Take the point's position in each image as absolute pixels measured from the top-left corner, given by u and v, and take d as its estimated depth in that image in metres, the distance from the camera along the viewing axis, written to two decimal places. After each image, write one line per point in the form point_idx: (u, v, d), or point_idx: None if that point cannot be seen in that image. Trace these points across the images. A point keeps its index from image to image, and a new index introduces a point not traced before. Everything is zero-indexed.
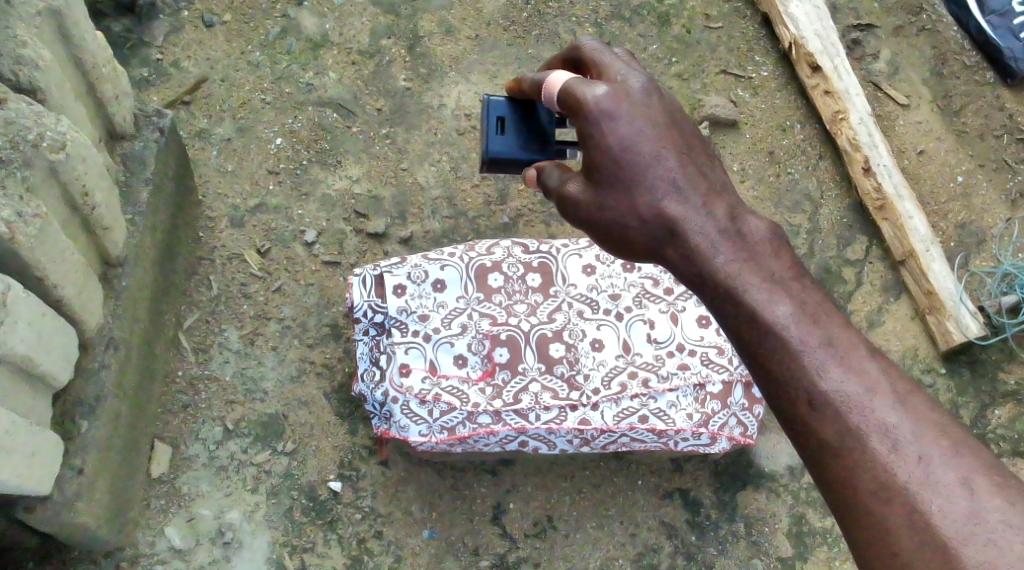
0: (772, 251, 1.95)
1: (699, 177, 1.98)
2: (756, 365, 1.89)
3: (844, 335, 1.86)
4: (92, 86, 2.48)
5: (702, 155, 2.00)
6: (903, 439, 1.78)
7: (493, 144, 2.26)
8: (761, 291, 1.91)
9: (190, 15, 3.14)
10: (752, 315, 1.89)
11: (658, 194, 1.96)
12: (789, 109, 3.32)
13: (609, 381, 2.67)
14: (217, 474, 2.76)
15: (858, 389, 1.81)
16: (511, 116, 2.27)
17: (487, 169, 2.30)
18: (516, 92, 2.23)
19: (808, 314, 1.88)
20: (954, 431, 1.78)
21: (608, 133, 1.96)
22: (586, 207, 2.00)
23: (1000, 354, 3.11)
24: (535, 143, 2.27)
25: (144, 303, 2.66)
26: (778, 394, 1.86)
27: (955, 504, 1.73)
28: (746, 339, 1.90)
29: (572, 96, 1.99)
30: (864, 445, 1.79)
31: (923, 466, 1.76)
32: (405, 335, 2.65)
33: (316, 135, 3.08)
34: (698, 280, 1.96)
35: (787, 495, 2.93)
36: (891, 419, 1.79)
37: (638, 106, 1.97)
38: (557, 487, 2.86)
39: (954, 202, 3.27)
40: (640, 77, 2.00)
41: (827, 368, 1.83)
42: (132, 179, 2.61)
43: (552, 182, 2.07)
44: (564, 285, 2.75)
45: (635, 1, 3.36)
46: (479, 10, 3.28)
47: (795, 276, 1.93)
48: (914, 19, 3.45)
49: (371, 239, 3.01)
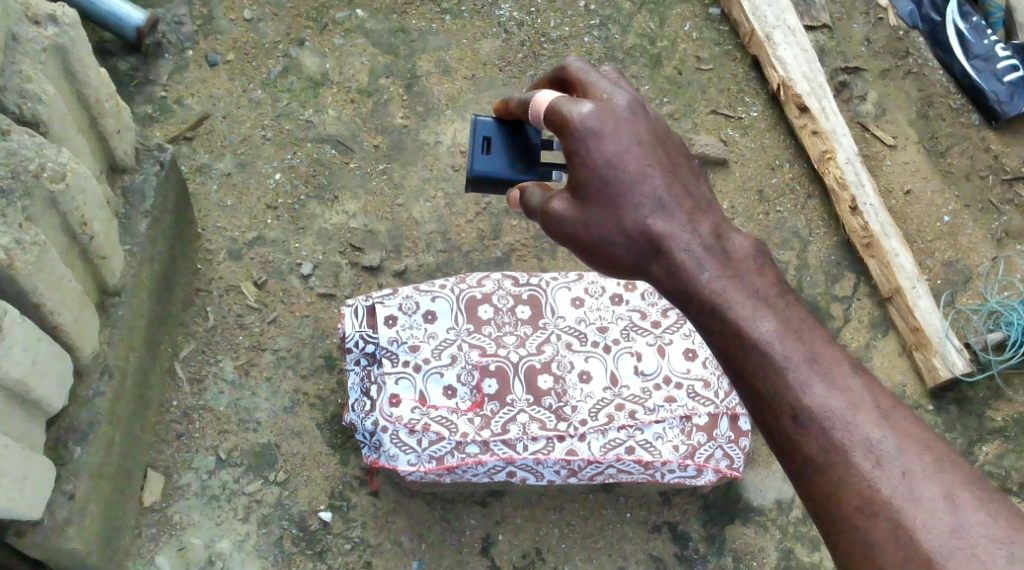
0: (757, 268, 2.00)
1: (683, 195, 2.02)
2: (741, 381, 1.93)
3: (827, 350, 1.91)
4: (95, 120, 2.52)
5: (687, 173, 2.04)
6: (888, 454, 1.82)
7: (478, 164, 2.30)
8: (745, 307, 1.95)
9: (194, 54, 3.20)
10: (737, 331, 1.94)
11: (644, 212, 2.00)
12: (779, 149, 3.37)
13: (597, 413, 2.70)
14: (208, 503, 2.78)
15: (841, 405, 1.86)
16: (497, 136, 2.31)
17: (471, 189, 2.33)
18: (503, 112, 2.29)
19: (793, 330, 1.92)
20: (937, 447, 1.83)
21: (594, 151, 1.99)
22: (571, 223, 2.04)
23: (986, 391, 3.16)
24: (521, 162, 2.31)
25: (141, 332, 2.69)
26: (763, 412, 1.91)
27: (939, 519, 1.77)
28: (732, 355, 1.94)
29: (557, 113, 2.03)
30: (848, 459, 1.83)
31: (906, 482, 1.80)
32: (395, 365, 2.69)
33: (314, 170, 3.13)
34: (683, 296, 2.01)
35: (775, 529, 2.96)
36: (876, 434, 1.84)
37: (624, 124, 2.01)
38: (547, 519, 2.89)
39: (940, 241, 3.32)
40: (626, 96, 2.04)
41: (811, 384, 1.88)
42: (132, 211, 2.64)
43: (535, 201, 2.11)
44: (552, 317, 2.79)
45: (628, 43, 3.43)
46: (476, 51, 3.34)
47: (779, 293, 1.97)
48: (901, 63, 3.52)
49: (366, 272, 3.05)
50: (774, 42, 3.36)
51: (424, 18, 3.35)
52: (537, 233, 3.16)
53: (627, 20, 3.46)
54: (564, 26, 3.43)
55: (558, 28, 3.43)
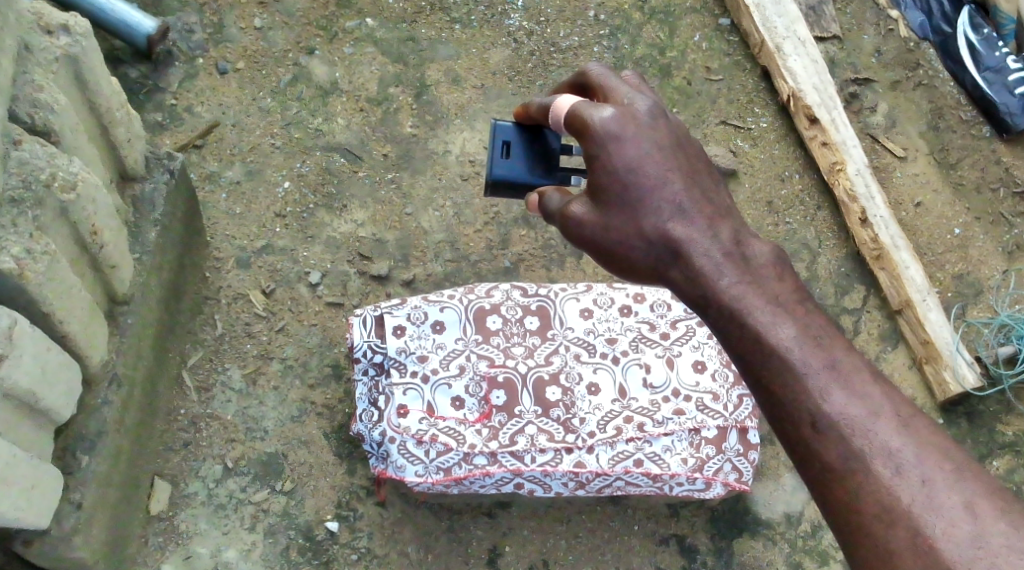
0: (776, 274, 1.99)
1: (704, 201, 2.02)
2: (760, 388, 1.93)
3: (847, 357, 1.90)
4: (105, 128, 2.52)
5: (707, 178, 2.04)
6: (906, 462, 1.81)
7: (497, 167, 2.30)
8: (765, 313, 1.94)
9: (204, 62, 3.20)
10: (756, 337, 1.93)
11: (664, 216, 2.00)
12: (788, 159, 3.36)
13: (605, 425, 2.69)
14: (215, 512, 2.77)
15: (860, 412, 1.85)
16: (517, 140, 2.31)
17: (490, 192, 2.34)
18: (524, 116, 2.28)
19: (812, 336, 1.91)
20: (956, 455, 1.81)
21: (615, 155, 1.99)
22: (591, 227, 2.03)
23: (997, 405, 3.14)
24: (541, 167, 2.31)
25: (149, 340, 2.69)
26: (782, 418, 1.89)
27: (958, 528, 1.75)
28: (750, 361, 1.93)
29: (578, 118, 2.03)
30: (867, 467, 1.82)
31: (926, 490, 1.79)
32: (403, 375, 2.68)
33: (323, 179, 3.12)
34: (702, 301, 1.99)
35: (784, 543, 2.95)
36: (894, 442, 1.82)
37: (645, 128, 2.01)
38: (555, 531, 2.88)
39: (950, 253, 3.31)
40: (647, 101, 2.05)
41: (830, 391, 1.87)
42: (142, 220, 2.64)
43: (554, 205, 2.11)
44: (561, 328, 2.78)
45: (637, 53, 3.43)
46: (485, 61, 3.34)
47: (799, 299, 1.97)
48: (911, 74, 3.51)
49: (374, 281, 3.04)
50: (784, 53, 3.35)
51: (434, 27, 3.35)
52: (545, 243, 3.15)
53: (637, 29, 3.45)
54: (574, 36, 3.43)
55: (568, 38, 3.42)
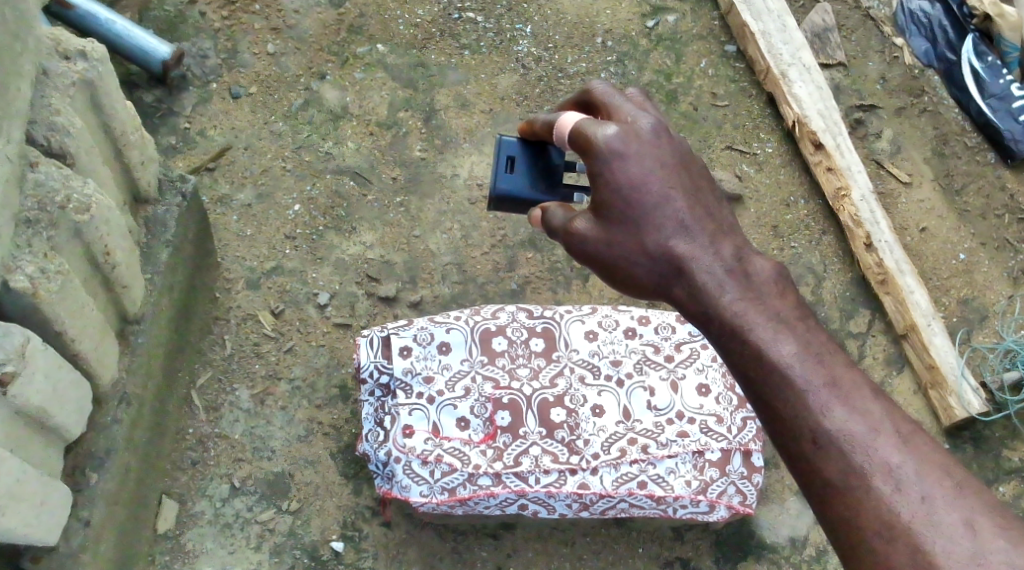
0: (778, 290, 2.02)
1: (706, 218, 2.04)
2: (762, 404, 1.95)
3: (848, 374, 1.92)
4: (120, 151, 2.55)
5: (709, 196, 2.06)
6: (907, 479, 1.83)
7: (501, 181, 2.33)
8: (766, 329, 1.97)
9: (218, 87, 3.24)
10: (757, 353, 1.95)
11: (667, 233, 2.02)
12: (794, 184, 3.39)
13: (609, 446, 2.71)
14: (221, 531, 2.79)
15: (861, 429, 1.87)
16: (521, 156, 2.33)
17: (493, 206, 2.36)
18: (528, 132, 2.31)
19: (813, 353, 1.94)
20: (956, 472, 1.83)
21: (618, 172, 2.01)
22: (594, 243, 2.05)
23: (1003, 431, 3.15)
24: (543, 183, 2.34)
25: (159, 359, 2.72)
26: (784, 434, 1.91)
27: (958, 545, 1.77)
28: (751, 376, 1.95)
29: (582, 135, 2.05)
30: (868, 483, 1.84)
31: (927, 506, 1.81)
32: (409, 396, 2.71)
33: (333, 202, 3.15)
34: (705, 318, 2.02)
35: (788, 567, 2.96)
36: (894, 459, 1.84)
37: (648, 146, 2.03)
38: (558, 553, 2.89)
39: (955, 278, 3.33)
40: (650, 118, 2.06)
41: (831, 408, 1.89)
42: (154, 241, 2.67)
43: (557, 221, 2.13)
44: (566, 350, 2.81)
45: (644, 79, 3.46)
46: (493, 86, 3.37)
47: (800, 316, 1.99)
48: (916, 101, 3.54)
49: (382, 302, 3.07)
50: (789, 79, 3.39)
51: (444, 53, 3.39)
52: (553, 266, 3.18)
53: (644, 56, 3.49)
54: (582, 62, 3.47)
55: (576, 64, 3.46)
